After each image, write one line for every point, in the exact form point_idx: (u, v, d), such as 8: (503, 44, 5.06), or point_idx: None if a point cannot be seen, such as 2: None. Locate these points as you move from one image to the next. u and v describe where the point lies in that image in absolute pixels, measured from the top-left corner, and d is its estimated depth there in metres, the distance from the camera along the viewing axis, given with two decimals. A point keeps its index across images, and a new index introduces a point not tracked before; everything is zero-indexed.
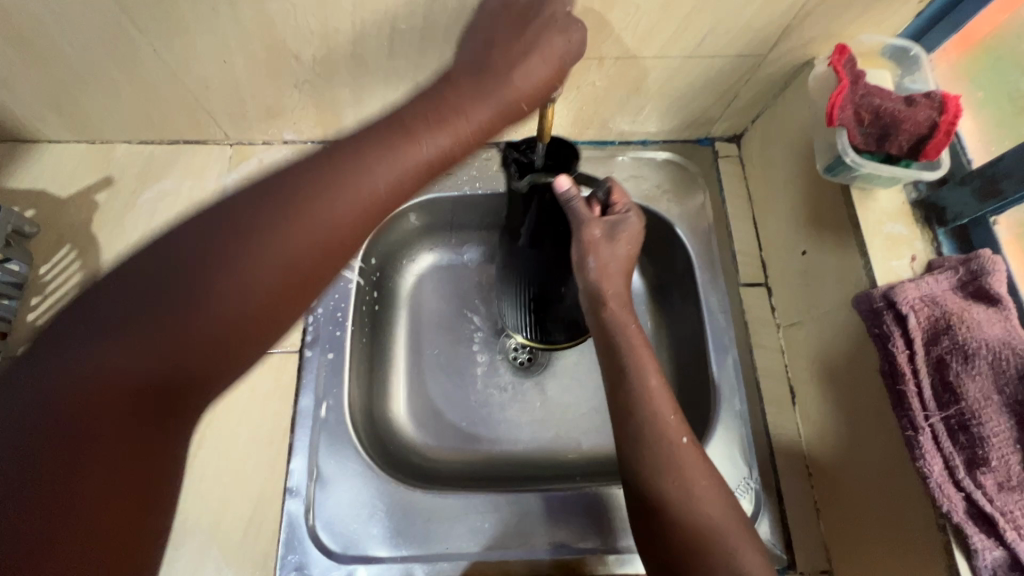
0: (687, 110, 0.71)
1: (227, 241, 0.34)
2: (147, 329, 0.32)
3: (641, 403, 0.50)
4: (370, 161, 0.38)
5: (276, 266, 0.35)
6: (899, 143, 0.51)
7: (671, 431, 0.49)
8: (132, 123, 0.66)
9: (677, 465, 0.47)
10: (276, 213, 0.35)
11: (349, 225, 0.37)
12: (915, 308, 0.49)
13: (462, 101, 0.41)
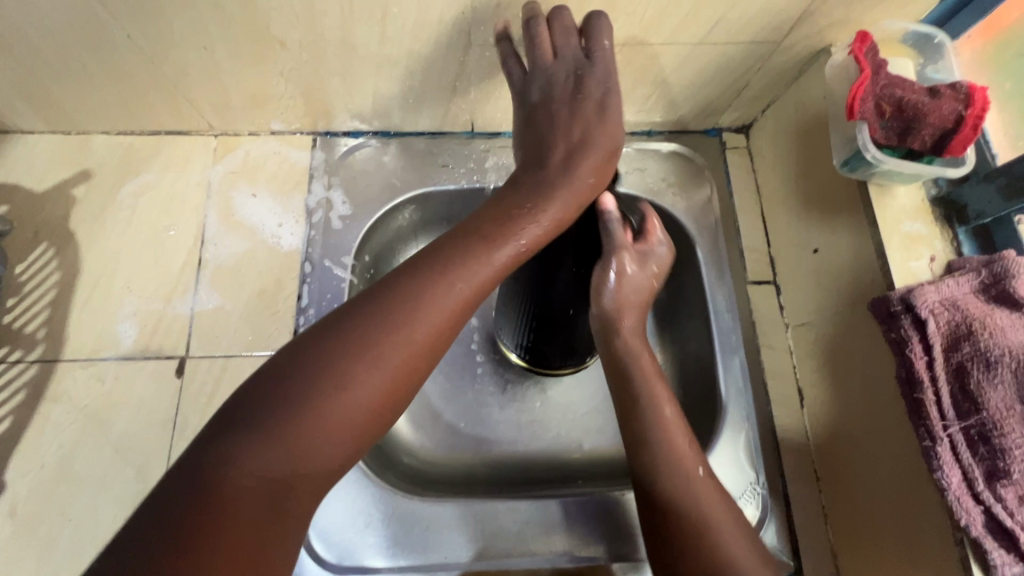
0: (695, 99, 0.67)
1: (342, 339, 0.35)
2: (284, 421, 0.32)
3: (652, 425, 0.49)
4: (471, 247, 0.40)
5: (386, 364, 0.36)
6: (922, 137, 0.49)
7: (685, 457, 0.48)
8: (109, 112, 0.63)
9: (690, 489, 0.46)
10: (382, 330, 0.36)
11: (443, 333, 0.38)
12: (935, 312, 0.47)
13: (548, 195, 0.43)
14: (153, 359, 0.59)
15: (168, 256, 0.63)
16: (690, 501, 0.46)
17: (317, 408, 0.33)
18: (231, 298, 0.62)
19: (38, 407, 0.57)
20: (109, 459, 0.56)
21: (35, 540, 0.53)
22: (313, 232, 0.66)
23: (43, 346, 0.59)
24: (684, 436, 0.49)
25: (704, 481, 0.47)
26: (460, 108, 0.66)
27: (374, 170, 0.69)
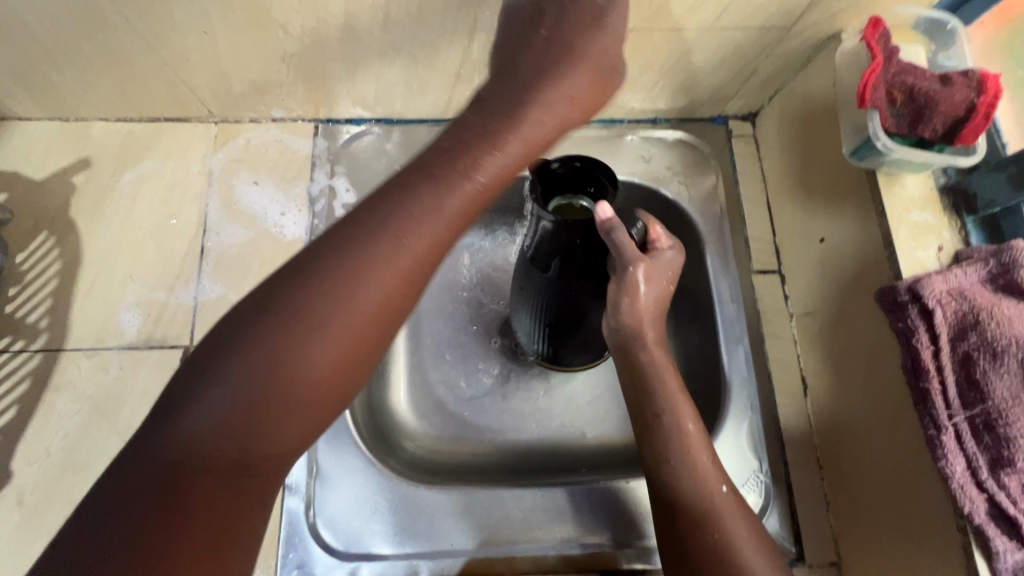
0: (701, 86, 0.67)
1: (295, 302, 0.34)
2: (243, 370, 0.32)
3: (676, 445, 0.51)
4: (425, 184, 0.37)
5: (344, 323, 0.34)
6: (933, 125, 0.48)
7: (710, 479, 0.49)
8: (108, 99, 0.62)
9: (716, 510, 0.48)
10: (339, 288, 0.34)
11: (408, 285, 0.36)
12: (942, 302, 0.47)
13: (481, 130, 0.39)
14: (156, 348, 0.59)
15: (169, 245, 0.63)
16: (713, 521, 0.47)
17: (272, 358, 0.33)
18: (234, 288, 0.62)
19: (42, 397, 0.57)
20: (115, 448, 0.56)
21: (43, 528, 0.53)
22: (316, 221, 0.65)
23: (46, 335, 0.58)
24: (706, 454, 0.51)
25: (727, 500, 0.49)
26: (464, 95, 0.65)
27: (376, 158, 0.68)
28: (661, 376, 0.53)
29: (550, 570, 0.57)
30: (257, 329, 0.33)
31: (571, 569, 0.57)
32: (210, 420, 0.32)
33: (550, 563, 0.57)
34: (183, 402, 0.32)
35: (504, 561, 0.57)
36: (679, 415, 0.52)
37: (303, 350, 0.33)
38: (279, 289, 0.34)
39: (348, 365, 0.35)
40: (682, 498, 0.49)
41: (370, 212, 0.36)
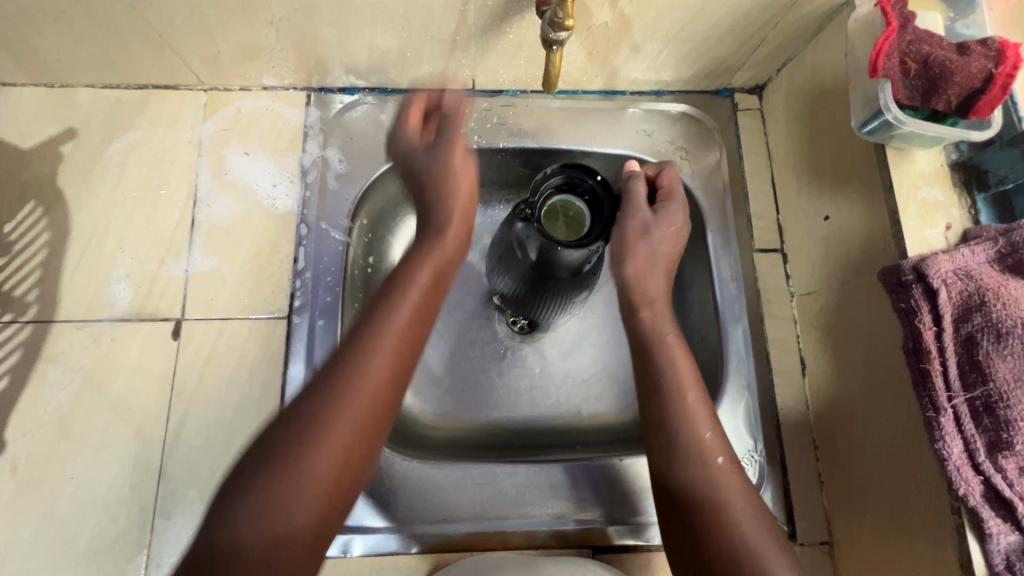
0: (707, 56, 0.64)
1: (295, 433, 0.38)
2: (264, 477, 0.37)
3: (664, 388, 0.49)
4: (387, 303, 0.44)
5: (333, 445, 0.38)
6: (948, 97, 0.46)
7: (697, 420, 0.47)
8: (92, 64, 0.60)
9: (701, 455, 0.46)
10: (326, 412, 0.39)
11: (383, 396, 0.41)
12: (947, 282, 0.46)
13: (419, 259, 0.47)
14: (148, 320, 0.59)
15: (160, 215, 0.62)
16: (699, 465, 0.46)
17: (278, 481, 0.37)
18: (225, 261, 0.61)
19: (34, 367, 0.56)
20: (107, 419, 0.56)
21: (38, 497, 0.54)
22: (308, 193, 0.63)
23: (36, 307, 0.58)
24: (699, 397, 0.49)
25: (714, 444, 0.47)
26: (460, 63, 0.63)
27: (369, 129, 0.66)
28: (667, 351, 0.50)
29: (542, 545, 0.57)
30: (266, 465, 0.38)
31: (563, 545, 0.57)
32: (254, 524, 0.36)
33: (542, 538, 0.57)
34: (230, 510, 0.36)
35: (496, 535, 0.57)
36: (667, 357, 0.50)
37: (318, 445, 0.38)
38: (275, 442, 0.39)
39: (352, 446, 0.39)
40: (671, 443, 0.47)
41: (347, 338, 0.43)
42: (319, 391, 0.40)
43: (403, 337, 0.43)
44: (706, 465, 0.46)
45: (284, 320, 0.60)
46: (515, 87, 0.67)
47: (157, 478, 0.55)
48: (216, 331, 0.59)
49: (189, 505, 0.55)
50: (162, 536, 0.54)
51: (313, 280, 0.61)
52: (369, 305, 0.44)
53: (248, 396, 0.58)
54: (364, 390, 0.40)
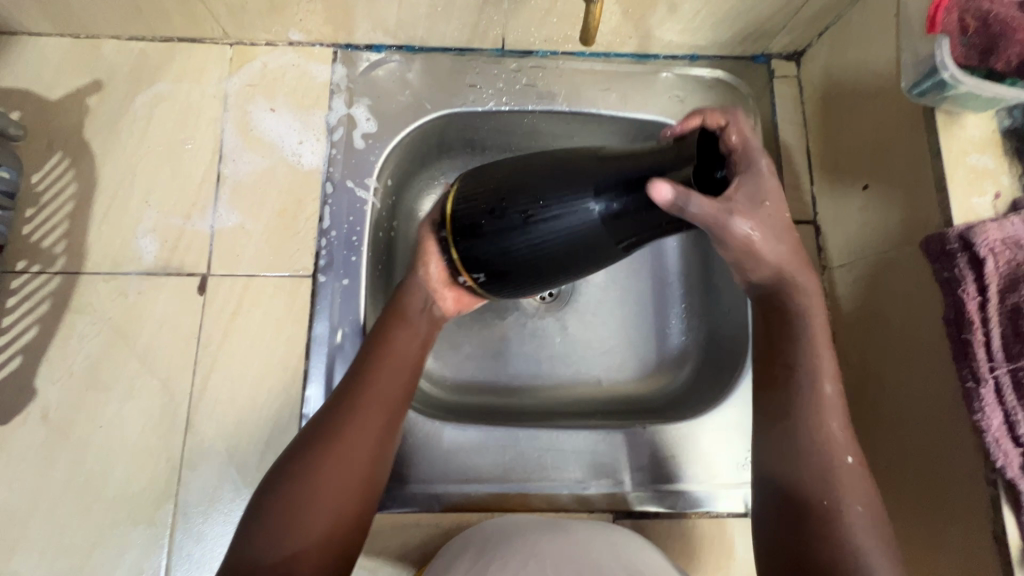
0: (747, 18, 0.62)
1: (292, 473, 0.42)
2: (282, 499, 0.41)
3: (808, 403, 0.44)
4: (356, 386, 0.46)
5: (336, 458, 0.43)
6: (1009, 57, 0.44)
7: (837, 443, 0.43)
8: (119, 14, 0.59)
9: (833, 475, 0.42)
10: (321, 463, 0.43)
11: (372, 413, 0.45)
12: (994, 251, 0.44)
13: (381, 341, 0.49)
14: (174, 275, 0.59)
15: (185, 171, 0.61)
16: (823, 484, 0.42)
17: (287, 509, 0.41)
18: (250, 217, 0.61)
19: (63, 318, 0.57)
20: (135, 371, 0.56)
21: (68, 444, 0.55)
22: (334, 151, 0.63)
23: (64, 258, 0.58)
24: (842, 418, 0.44)
25: (851, 470, 0.43)
26: (491, 21, 0.61)
27: (396, 87, 0.65)
28: (811, 348, 0.46)
29: (563, 508, 0.57)
30: (277, 494, 0.42)
31: (584, 509, 0.57)
32: (275, 539, 0.40)
33: (563, 501, 0.58)
34: (252, 536, 0.40)
35: (518, 497, 0.57)
36: (821, 370, 0.45)
37: (323, 469, 0.42)
38: (284, 477, 0.43)
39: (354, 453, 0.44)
40: (808, 458, 0.43)
41: (326, 418, 0.45)
42: (310, 453, 0.43)
43: (393, 397, 0.47)
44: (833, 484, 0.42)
45: (309, 279, 0.60)
46: (545, 47, 0.66)
47: (183, 430, 0.56)
48: (241, 287, 0.59)
49: (215, 457, 0.55)
50: (189, 485, 0.55)
51: (338, 239, 0.61)
52: (349, 386, 0.47)
53: (273, 352, 0.58)
54: (365, 412, 0.45)
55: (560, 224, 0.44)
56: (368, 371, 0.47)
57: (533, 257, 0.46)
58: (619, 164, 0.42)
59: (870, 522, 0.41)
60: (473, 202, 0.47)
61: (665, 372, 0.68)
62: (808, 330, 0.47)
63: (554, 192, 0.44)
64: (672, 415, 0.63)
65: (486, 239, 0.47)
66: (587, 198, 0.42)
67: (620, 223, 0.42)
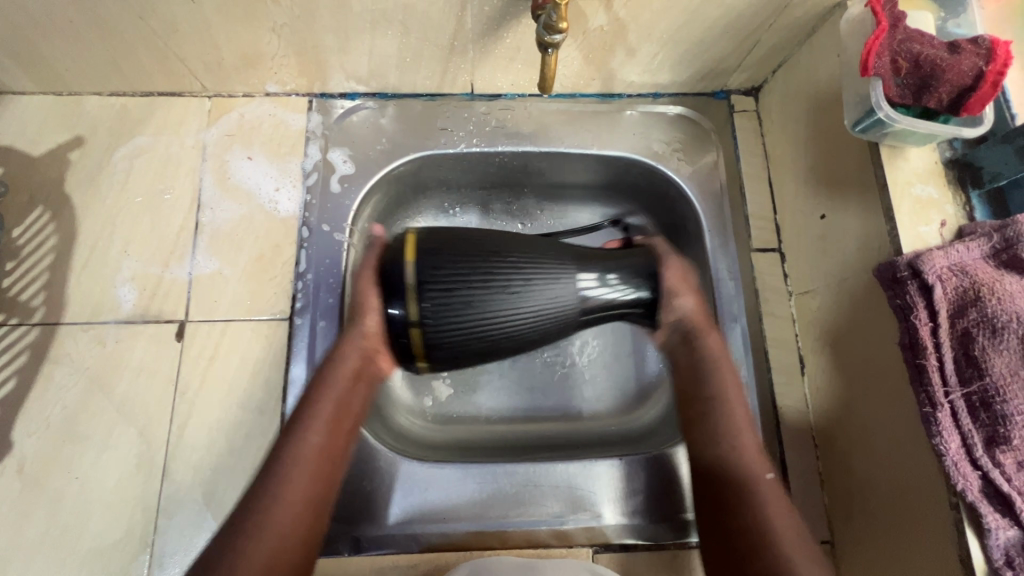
0: (703, 59, 0.65)
1: (259, 492, 0.47)
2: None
3: (720, 426, 0.54)
4: (298, 417, 0.52)
5: (294, 477, 0.48)
6: (939, 95, 0.46)
7: (754, 463, 0.52)
8: (101, 72, 0.62)
9: (762, 499, 0.50)
10: (278, 482, 0.48)
11: (324, 448, 0.51)
12: (942, 278, 0.45)
13: (321, 379, 0.54)
14: (152, 322, 0.60)
15: (163, 221, 0.63)
16: (754, 506, 0.49)
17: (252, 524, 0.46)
18: (228, 263, 0.62)
19: (40, 369, 0.57)
20: (111, 420, 0.57)
21: (43, 497, 0.54)
22: (310, 197, 0.64)
23: (42, 310, 0.59)
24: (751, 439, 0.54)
25: (772, 484, 0.51)
26: (459, 68, 0.64)
27: (371, 133, 0.67)
28: (718, 376, 0.57)
29: (541, 544, 0.57)
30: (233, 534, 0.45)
31: (563, 544, 0.57)
32: None
33: (542, 537, 0.57)
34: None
35: (496, 534, 0.57)
36: (730, 400, 0.56)
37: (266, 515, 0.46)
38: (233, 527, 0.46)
39: (314, 478, 0.49)
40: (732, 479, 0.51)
41: (268, 463, 0.49)
42: (246, 515, 0.46)
43: (315, 478, 0.49)
44: (761, 502, 0.50)
45: (286, 321, 0.61)
46: (513, 90, 0.68)
47: (160, 479, 0.56)
48: (219, 332, 0.60)
49: (193, 505, 0.55)
50: (165, 535, 0.54)
51: (315, 282, 0.62)
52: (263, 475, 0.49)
53: (250, 396, 0.58)
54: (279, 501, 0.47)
55: (535, 304, 0.55)
56: (289, 453, 0.49)
57: (489, 339, 0.55)
58: (610, 265, 0.58)
59: (799, 538, 0.48)
60: (444, 287, 0.54)
61: (642, 398, 0.69)
62: (715, 360, 0.58)
63: (533, 269, 0.55)
64: (650, 445, 0.64)
65: (455, 313, 0.54)
66: (563, 286, 0.56)
67: (590, 310, 0.57)
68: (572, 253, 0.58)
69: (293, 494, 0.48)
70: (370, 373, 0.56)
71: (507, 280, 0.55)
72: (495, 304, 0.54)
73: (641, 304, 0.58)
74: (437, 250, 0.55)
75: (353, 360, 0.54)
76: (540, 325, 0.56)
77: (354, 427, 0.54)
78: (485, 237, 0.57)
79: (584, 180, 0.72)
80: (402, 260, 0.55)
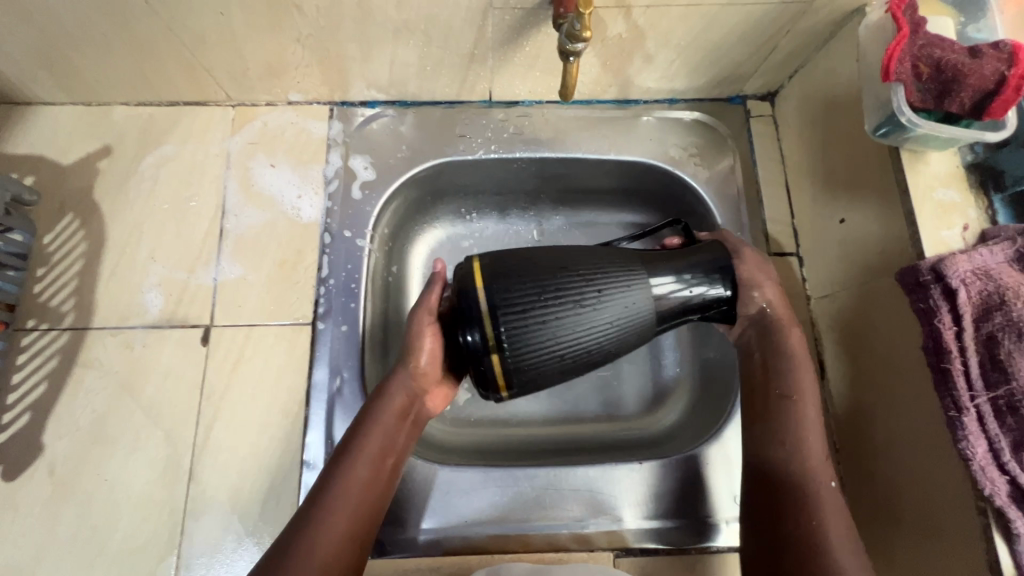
0: (720, 65, 0.65)
1: (303, 542, 0.44)
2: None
3: (789, 425, 0.52)
4: (353, 455, 0.48)
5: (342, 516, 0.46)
6: (960, 100, 0.46)
7: (819, 470, 0.50)
8: (129, 82, 0.63)
9: (819, 500, 0.48)
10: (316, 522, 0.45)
11: (370, 489, 0.48)
12: (966, 282, 0.45)
13: (365, 419, 0.50)
14: (178, 327, 0.61)
15: (190, 227, 0.64)
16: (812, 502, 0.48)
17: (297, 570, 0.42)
18: (252, 269, 0.63)
19: (71, 372, 0.58)
20: (139, 423, 0.58)
21: (73, 499, 0.55)
22: (332, 203, 0.66)
23: (72, 315, 0.60)
24: (820, 447, 0.52)
25: (833, 492, 0.49)
26: (478, 76, 0.65)
27: (391, 140, 0.68)
28: (791, 359, 0.55)
29: (562, 548, 0.57)
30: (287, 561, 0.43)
31: (584, 548, 0.58)
32: None
33: (563, 541, 0.58)
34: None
35: (517, 538, 0.57)
36: (803, 397, 0.53)
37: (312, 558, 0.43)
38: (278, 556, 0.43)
39: (355, 524, 0.46)
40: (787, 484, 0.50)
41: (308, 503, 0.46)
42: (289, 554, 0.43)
43: (360, 510, 0.47)
44: (807, 497, 0.48)
45: (308, 326, 0.61)
46: (530, 97, 0.69)
47: (186, 481, 0.57)
48: (243, 336, 0.61)
49: (219, 507, 0.56)
50: (192, 537, 0.55)
51: (336, 287, 0.63)
52: (309, 509, 0.46)
53: (275, 399, 0.59)
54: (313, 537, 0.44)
55: (611, 316, 0.48)
56: (336, 485, 0.47)
57: (584, 361, 0.49)
58: (687, 263, 0.53)
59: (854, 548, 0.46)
60: (519, 306, 0.47)
61: (659, 402, 0.69)
62: (792, 361, 0.55)
63: (604, 278, 0.49)
64: (671, 448, 0.64)
65: (529, 339, 0.47)
66: (634, 291, 0.49)
67: (669, 312, 0.51)
68: (642, 260, 0.52)
69: (337, 532, 0.45)
70: (416, 414, 0.52)
71: (586, 308, 0.48)
72: (568, 322, 0.48)
73: (718, 305, 0.54)
74: (504, 275, 0.48)
75: (402, 396, 0.51)
76: (616, 344, 0.49)
77: (395, 468, 0.50)
78: (554, 259, 0.50)
79: (600, 185, 0.73)
80: (472, 288, 0.48)
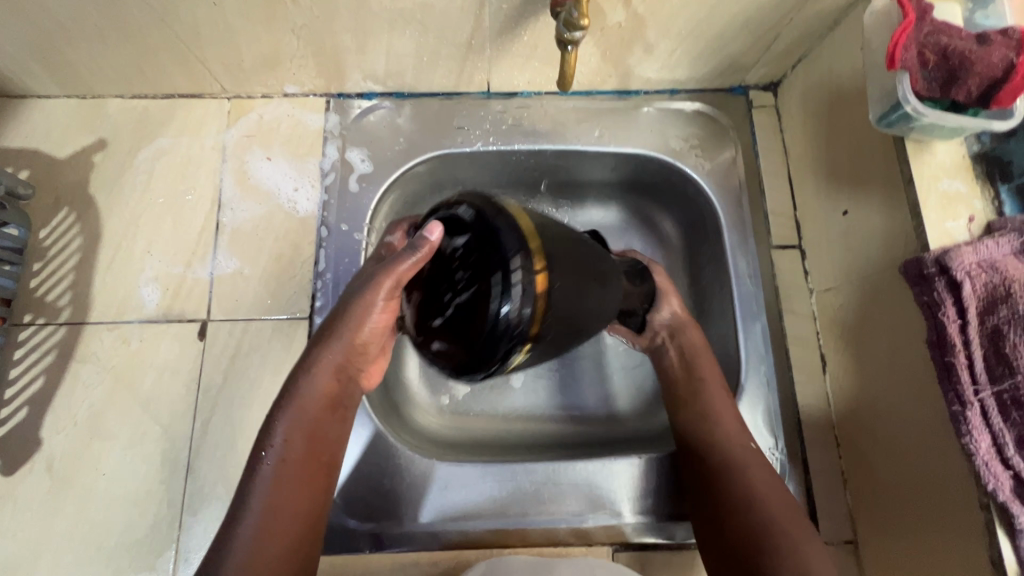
0: (722, 54, 0.64)
1: (253, 517, 0.43)
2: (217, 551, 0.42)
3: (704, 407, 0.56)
4: (268, 441, 0.47)
5: (281, 494, 0.45)
6: (967, 88, 0.45)
7: (736, 436, 0.54)
8: (123, 75, 0.62)
9: (741, 461, 0.52)
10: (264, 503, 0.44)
11: (309, 465, 0.47)
12: (971, 274, 0.44)
13: (289, 396, 0.49)
14: (175, 322, 0.60)
15: (186, 221, 0.64)
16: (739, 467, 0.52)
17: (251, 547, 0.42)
18: (248, 262, 0.63)
19: (68, 367, 0.58)
20: (136, 418, 0.58)
21: (72, 494, 0.55)
22: (328, 196, 0.65)
23: (69, 310, 0.60)
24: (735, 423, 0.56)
25: (751, 453, 0.53)
26: (476, 67, 0.64)
27: (388, 132, 0.67)
28: (699, 358, 0.59)
29: (561, 543, 0.57)
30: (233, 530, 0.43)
31: (583, 543, 0.57)
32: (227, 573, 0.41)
33: (562, 536, 0.58)
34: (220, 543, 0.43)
35: (516, 532, 0.57)
36: (709, 378, 0.58)
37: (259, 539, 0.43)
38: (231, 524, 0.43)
39: (304, 495, 0.46)
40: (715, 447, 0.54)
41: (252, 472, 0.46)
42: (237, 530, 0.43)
43: (303, 493, 0.46)
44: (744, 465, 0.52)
45: (305, 321, 0.61)
46: (529, 88, 0.68)
47: (184, 476, 0.56)
48: (240, 331, 0.60)
49: (216, 501, 0.56)
50: (190, 531, 0.55)
51: (333, 281, 0.62)
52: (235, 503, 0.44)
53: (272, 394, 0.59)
54: (240, 534, 0.42)
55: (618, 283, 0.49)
56: (270, 466, 0.46)
57: (597, 298, 0.44)
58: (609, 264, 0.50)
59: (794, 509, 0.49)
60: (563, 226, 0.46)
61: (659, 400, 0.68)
62: (700, 357, 0.59)
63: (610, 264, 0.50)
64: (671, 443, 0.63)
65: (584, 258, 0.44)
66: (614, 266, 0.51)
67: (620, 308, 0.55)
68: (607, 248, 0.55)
69: (278, 532, 0.44)
70: (347, 389, 0.51)
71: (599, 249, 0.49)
72: (591, 250, 0.47)
73: (637, 308, 0.60)
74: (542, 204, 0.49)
75: (332, 371, 0.50)
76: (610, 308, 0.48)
77: (334, 450, 0.50)
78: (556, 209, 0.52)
79: (600, 177, 0.72)
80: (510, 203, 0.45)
